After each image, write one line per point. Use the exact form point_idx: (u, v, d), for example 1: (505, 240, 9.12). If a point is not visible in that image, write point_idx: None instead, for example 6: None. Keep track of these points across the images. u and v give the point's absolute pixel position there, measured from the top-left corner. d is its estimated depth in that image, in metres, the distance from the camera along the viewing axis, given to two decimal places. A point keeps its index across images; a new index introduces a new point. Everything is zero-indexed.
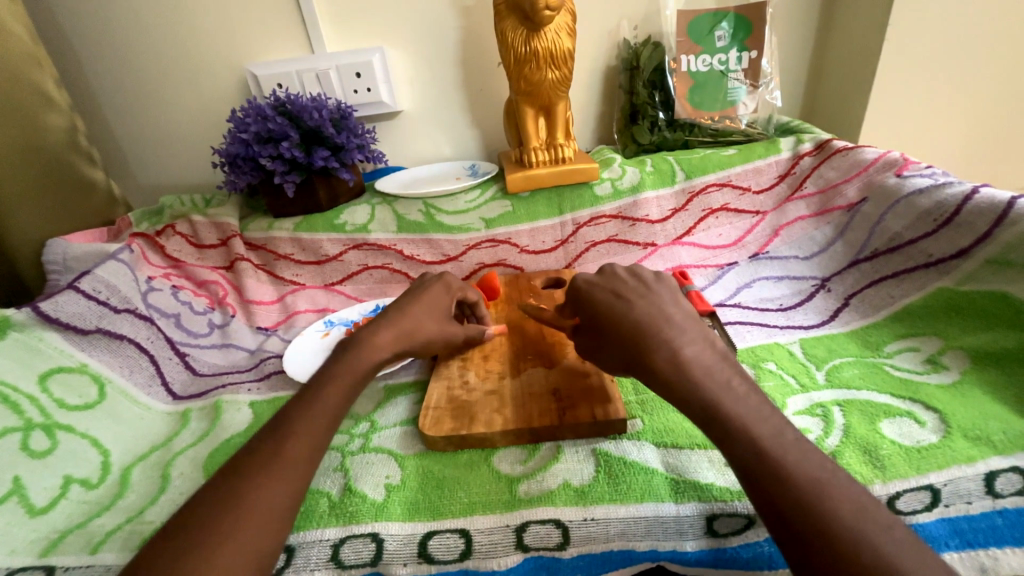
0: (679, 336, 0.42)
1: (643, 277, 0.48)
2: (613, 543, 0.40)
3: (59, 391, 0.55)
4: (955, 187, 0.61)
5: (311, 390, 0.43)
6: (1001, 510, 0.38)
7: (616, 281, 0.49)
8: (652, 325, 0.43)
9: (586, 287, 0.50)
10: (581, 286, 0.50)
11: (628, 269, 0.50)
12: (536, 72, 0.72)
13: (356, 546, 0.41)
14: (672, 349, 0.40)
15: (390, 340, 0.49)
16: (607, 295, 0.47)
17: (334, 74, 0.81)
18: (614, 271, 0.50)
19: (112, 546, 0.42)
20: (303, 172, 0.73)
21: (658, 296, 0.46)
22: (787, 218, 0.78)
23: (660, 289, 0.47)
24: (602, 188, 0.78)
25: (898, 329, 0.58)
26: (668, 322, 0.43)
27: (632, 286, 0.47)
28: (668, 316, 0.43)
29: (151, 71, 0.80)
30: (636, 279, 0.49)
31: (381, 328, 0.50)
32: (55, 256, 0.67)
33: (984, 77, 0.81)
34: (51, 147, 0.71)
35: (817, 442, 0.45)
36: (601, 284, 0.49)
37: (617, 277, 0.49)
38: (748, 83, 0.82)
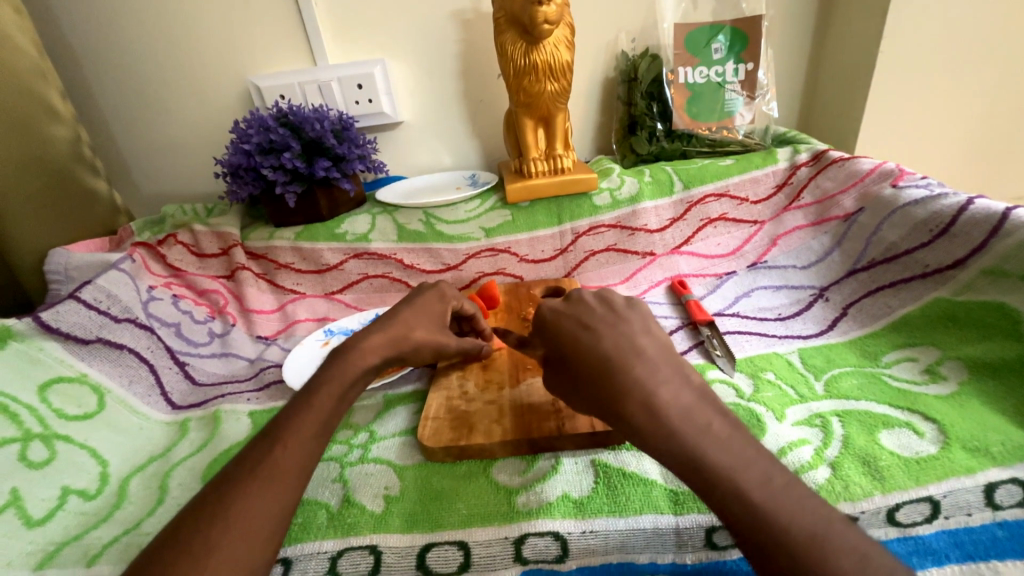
0: (650, 375, 0.39)
1: (613, 303, 0.46)
2: (611, 555, 0.41)
3: (59, 401, 0.55)
4: (950, 198, 0.62)
5: (303, 396, 0.43)
6: (1002, 521, 0.38)
7: (584, 310, 0.45)
8: (621, 361, 0.40)
9: (552, 316, 0.46)
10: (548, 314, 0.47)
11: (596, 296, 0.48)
12: (535, 83, 0.73)
13: (354, 559, 0.41)
14: (647, 393, 0.38)
15: (381, 345, 0.49)
16: (573, 324, 0.45)
17: (336, 86, 0.82)
18: (582, 297, 0.48)
19: (109, 558, 0.42)
20: (305, 182, 0.74)
21: (628, 326, 0.43)
22: (785, 228, 0.78)
23: (631, 317, 0.44)
24: (601, 198, 0.79)
25: (897, 339, 0.59)
26: (639, 358, 0.40)
27: (602, 315, 0.45)
28: (639, 350, 0.41)
29: (155, 82, 0.81)
30: (606, 306, 0.46)
31: (376, 335, 0.50)
32: (57, 266, 0.67)
33: (978, 88, 0.82)
34: (55, 158, 0.72)
35: (816, 453, 0.45)
36: (567, 313, 0.46)
37: (585, 304, 0.46)
38: (744, 95, 0.82)
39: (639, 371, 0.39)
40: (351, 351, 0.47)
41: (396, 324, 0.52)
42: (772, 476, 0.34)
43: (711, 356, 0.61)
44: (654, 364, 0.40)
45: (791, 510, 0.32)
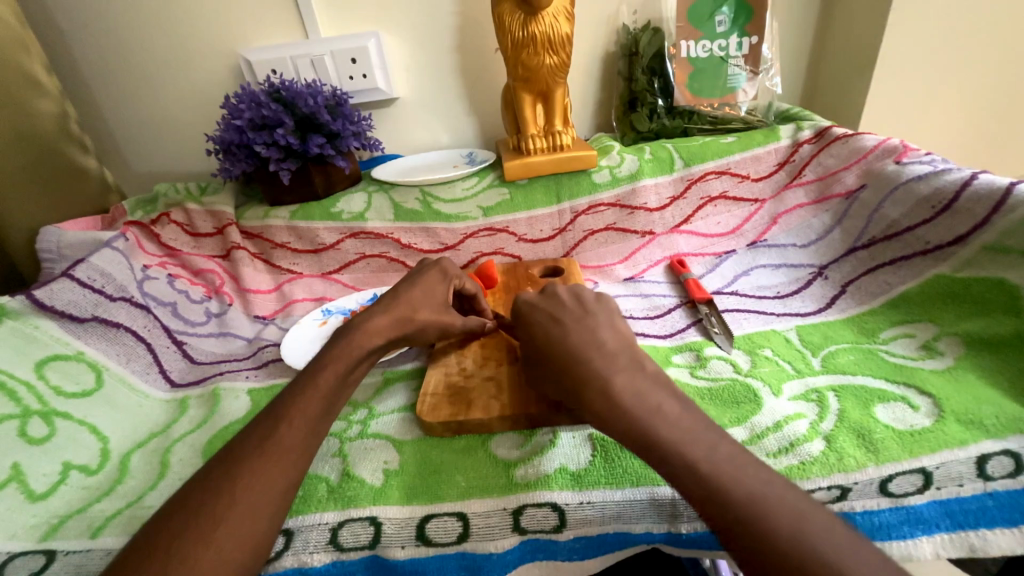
0: (610, 364, 0.41)
1: (583, 297, 0.49)
2: (608, 525, 0.41)
3: (56, 378, 0.55)
4: (954, 173, 0.61)
5: (309, 374, 0.44)
6: (992, 492, 0.39)
7: (555, 304, 0.48)
8: (583, 352, 0.42)
9: (527, 308, 0.50)
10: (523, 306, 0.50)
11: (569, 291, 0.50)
12: (533, 57, 0.71)
13: (355, 530, 0.41)
14: (603, 382, 0.40)
15: (387, 327, 0.51)
16: (544, 317, 0.47)
17: (329, 60, 0.80)
18: (556, 292, 0.50)
19: (113, 531, 0.42)
20: (299, 159, 0.73)
21: (593, 319, 0.46)
22: (786, 206, 0.77)
23: (598, 311, 0.47)
24: (601, 175, 0.78)
25: (895, 316, 0.59)
26: (599, 349, 0.42)
27: (570, 310, 0.47)
28: (601, 343, 0.43)
29: (142, 56, 0.79)
30: (576, 301, 0.48)
31: (382, 317, 0.51)
32: (48, 244, 0.66)
33: (985, 63, 0.80)
34: (42, 134, 0.71)
35: (812, 426, 0.46)
36: (540, 306, 0.49)
37: (557, 298, 0.49)
38: (747, 70, 0.80)
39: (597, 361, 0.41)
40: (355, 331, 0.49)
41: (402, 303, 0.53)
42: (718, 449, 0.35)
43: (710, 334, 0.61)
44: (613, 354, 0.42)
45: (787, 490, 0.33)
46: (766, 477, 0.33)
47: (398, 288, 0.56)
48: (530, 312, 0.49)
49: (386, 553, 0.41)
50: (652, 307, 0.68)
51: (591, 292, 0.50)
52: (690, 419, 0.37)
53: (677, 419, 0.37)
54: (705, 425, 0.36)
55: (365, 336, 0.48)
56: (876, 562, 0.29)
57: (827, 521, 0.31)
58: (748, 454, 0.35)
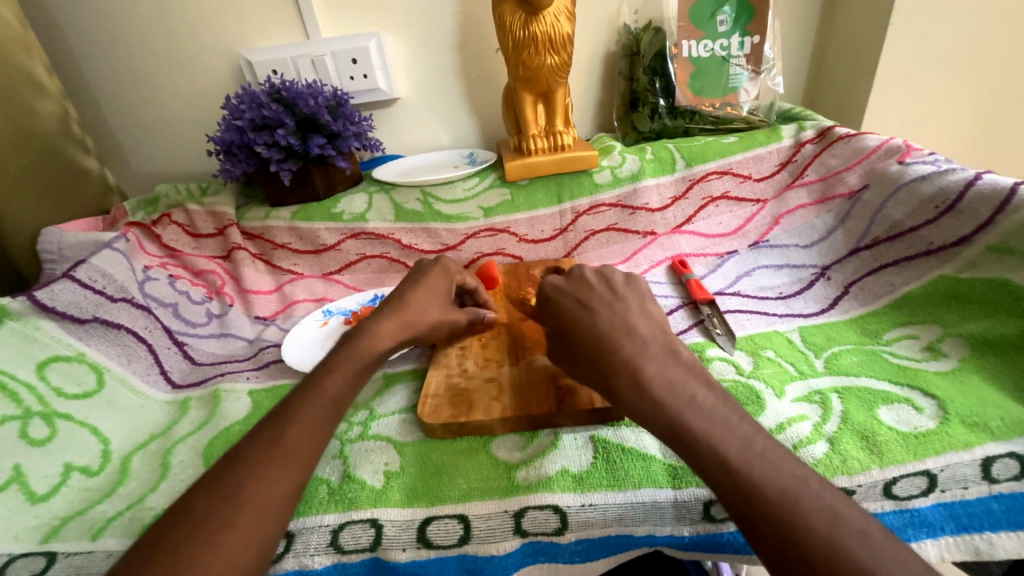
0: (638, 352, 0.41)
1: (611, 282, 0.50)
2: (610, 528, 0.41)
3: (57, 379, 0.55)
4: (957, 174, 0.61)
5: (320, 377, 0.43)
6: (997, 495, 0.39)
7: (583, 288, 0.49)
8: (612, 339, 0.43)
9: (553, 293, 0.50)
10: (550, 291, 0.51)
11: (596, 275, 0.51)
12: (535, 57, 0.70)
13: (356, 532, 0.41)
14: (634, 368, 0.40)
15: (397, 330, 0.50)
16: (572, 303, 0.48)
17: (330, 61, 0.79)
18: (583, 276, 0.51)
19: (113, 532, 0.42)
20: (300, 160, 0.72)
21: (624, 304, 0.46)
22: (788, 206, 0.77)
23: (627, 295, 0.48)
24: (602, 176, 0.78)
25: (898, 317, 0.58)
26: (629, 336, 0.43)
27: (599, 294, 0.48)
28: (631, 328, 0.43)
29: (143, 57, 0.79)
30: (604, 285, 0.49)
31: (390, 321, 0.50)
32: (50, 245, 0.66)
33: (989, 63, 0.80)
34: (44, 135, 0.71)
35: (815, 428, 0.45)
36: (567, 291, 0.49)
37: (586, 282, 0.50)
38: (749, 69, 0.80)
39: (629, 348, 0.42)
40: (367, 334, 0.48)
41: (410, 308, 0.52)
42: (753, 442, 0.35)
43: (711, 334, 0.61)
44: (643, 340, 0.42)
45: (792, 493, 0.32)
46: (770, 479, 0.33)
47: (406, 291, 0.55)
48: (557, 296, 0.49)
49: (387, 555, 0.41)
50: None
51: (619, 275, 0.51)
52: (723, 410, 0.37)
53: (681, 421, 0.37)
54: (709, 426, 0.36)
55: (379, 343, 0.48)
56: (882, 566, 0.29)
57: (831, 523, 0.31)
58: (750, 455, 0.35)
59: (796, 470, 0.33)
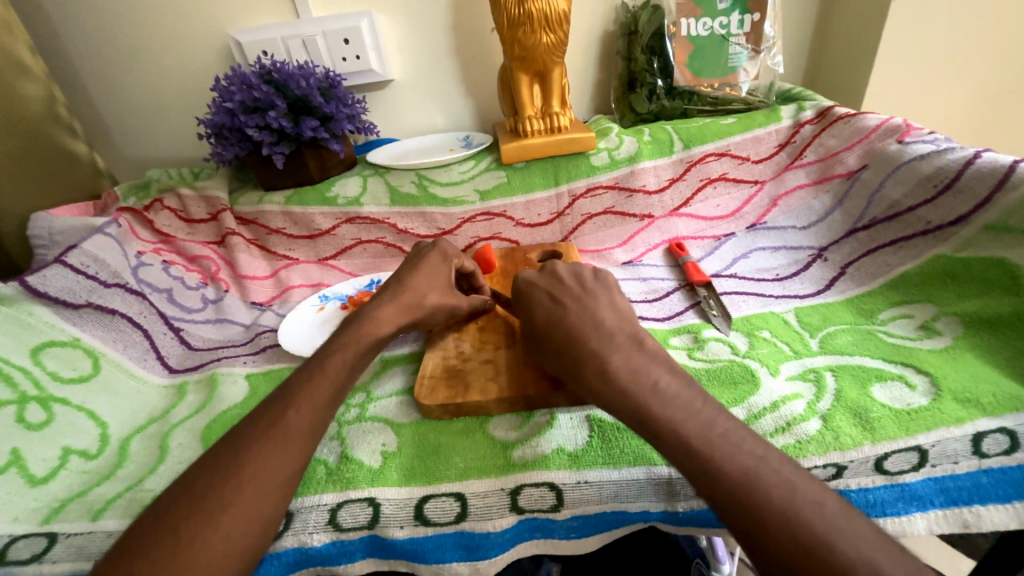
0: (606, 346, 0.41)
1: (582, 278, 0.50)
2: (606, 504, 0.42)
3: (53, 364, 0.55)
4: (957, 152, 0.61)
5: (320, 362, 0.43)
6: (987, 469, 0.39)
7: (555, 284, 0.49)
8: (583, 330, 0.43)
9: (526, 287, 0.50)
10: (523, 286, 0.51)
11: (568, 270, 0.51)
12: (530, 35, 0.69)
13: (354, 511, 0.41)
14: (602, 360, 0.40)
15: (397, 314, 0.50)
16: (544, 298, 0.48)
17: (321, 41, 0.78)
18: (555, 271, 0.51)
19: (114, 513, 0.43)
20: (292, 143, 0.71)
21: (592, 299, 0.47)
22: (786, 188, 0.77)
23: (596, 290, 0.48)
24: (599, 158, 0.77)
25: (894, 297, 0.58)
26: (596, 330, 0.43)
27: (570, 289, 0.48)
28: (598, 323, 0.43)
29: (129, 37, 0.77)
30: (575, 280, 0.49)
31: (390, 306, 0.50)
32: (40, 231, 0.65)
33: (993, 39, 0.79)
34: (30, 119, 0.70)
35: (809, 406, 0.46)
36: (540, 285, 0.50)
37: (557, 278, 0.50)
38: (749, 48, 0.79)
39: (595, 343, 0.42)
40: (365, 318, 0.48)
41: (409, 292, 0.53)
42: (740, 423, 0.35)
43: (707, 316, 0.61)
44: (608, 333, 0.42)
45: (782, 467, 0.33)
46: (761, 456, 0.33)
47: (404, 276, 0.55)
48: (530, 290, 0.50)
49: (385, 532, 0.41)
50: (650, 290, 0.67)
51: (589, 271, 0.51)
52: (702, 400, 0.37)
53: (675, 396, 0.37)
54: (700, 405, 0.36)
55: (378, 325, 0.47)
56: (873, 539, 0.29)
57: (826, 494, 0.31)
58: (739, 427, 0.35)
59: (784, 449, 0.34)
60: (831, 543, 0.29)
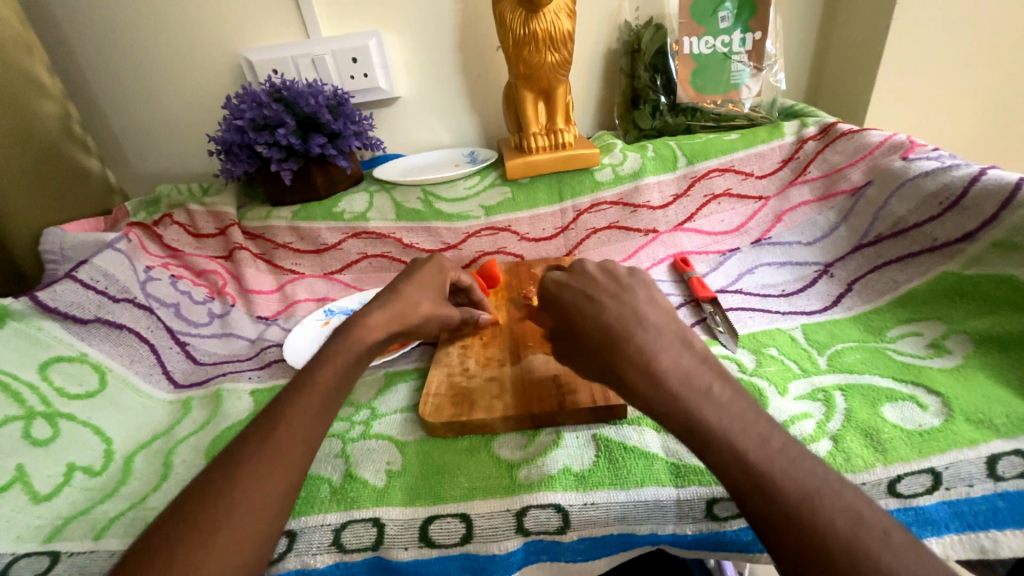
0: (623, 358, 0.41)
1: (615, 273, 0.47)
2: (613, 527, 0.41)
3: (59, 380, 0.55)
4: (961, 169, 0.61)
5: (307, 373, 0.43)
6: (1003, 493, 0.39)
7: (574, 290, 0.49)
8: (601, 342, 0.42)
9: (555, 290, 0.48)
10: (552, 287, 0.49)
11: (599, 266, 0.48)
12: (535, 54, 0.70)
13: (357, 531, 0.41)
14: (618, 374, 0.40)
15: (387, 322, 0.49)
16: (577, 295, 0.46)
17: (330, 60, 0.79)
18: (585, 268, 0.48)
19: (115, 532, 0.42)
20: (301, 159, 0.72)
21: (631, 295, 0.44)
22: (791, 203, 0.77)
23: (633, 285, 0.45)
24: (603, 173, 0.78)
25: (901, 314, 0.58)
26: (640, 324, 0.41)
27: (605, 287, 0.45)
28: (641, 317, 0.41)
29: (144, 58, 0.79)
30: (611, 277, 0.46)
31: (380, 312, 0.49)
32: (52, 245, 0.66)
33: (994, 57, 0.79)
34: (45, 136, 0.71)
35: (818, 426, 0.45)
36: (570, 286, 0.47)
37: (588, 276, 0.47)
38: (751, 66, 0.80)
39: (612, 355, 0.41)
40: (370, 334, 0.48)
41: (401, 300, 0.52)
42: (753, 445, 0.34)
43: (714, 332, 0.60)
44: (655, 329, 0.40)
45: (806, 490, 0.32)
46: (769, 474, 0.33)
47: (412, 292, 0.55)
48: (560, 291, 0.47)
49: (389, 554, 0.41)
50: None
51: (624, 267, 0.48)
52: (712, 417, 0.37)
53: (697, 411, 0.36)
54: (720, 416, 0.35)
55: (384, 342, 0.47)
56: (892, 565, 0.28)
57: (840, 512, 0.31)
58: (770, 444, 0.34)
59: (816, 470, 0.33)
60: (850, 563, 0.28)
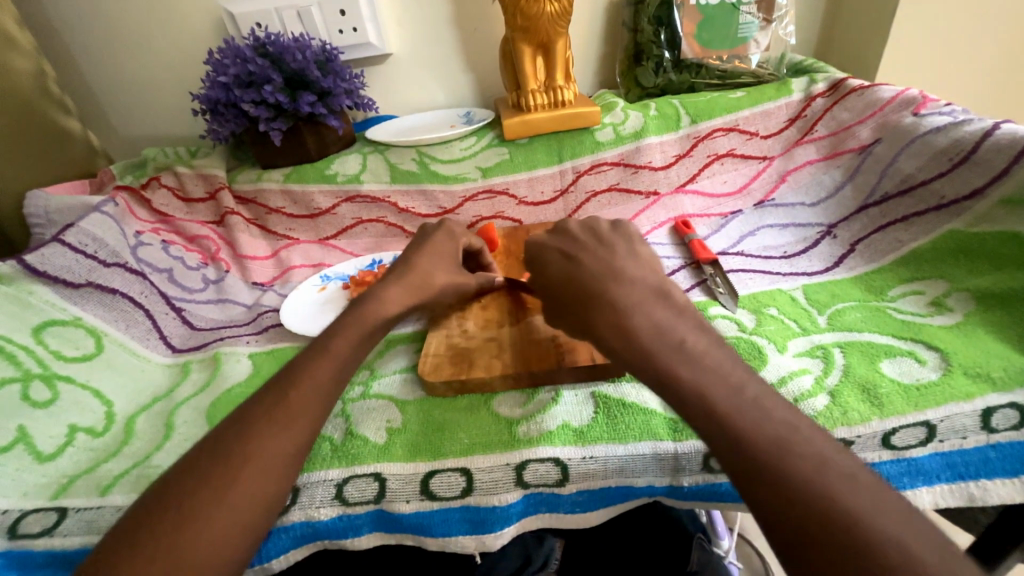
0: (625, 312, 0.40)
1: (598, 231, 0.50)
2: (611, 479, 0.42)
3: (55, 343, 0.55)
4: (974, 124, 0.59)
5: (325, 340, 0.43)
6: (995, 444, 0.39)
7: (570, 249, 0.48)
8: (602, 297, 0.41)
9: (539, 251, 0.50)
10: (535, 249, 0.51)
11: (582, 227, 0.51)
12: (533, 4, 0.67)
13: (360, 485, 0.42)
14: (620, 328, 0.39)
15: (398, 291, 0.49)
16: (557, 256, 0.48)
17: (316, 12, 0.75)
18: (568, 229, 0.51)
19: (122, 489, 0.43)
20: (290, 119, 0.70)
21: (612, 249, 0.47)
22: (795, 163, 0.75)
23: (615, 242, 0.48)
24: (604, 133, 0.75)
25: (904, 274, 0.57)
26: (611, 296, 0.42)
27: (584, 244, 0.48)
28: (618, 272, 0.44)
29: (119, 11, 0.75)
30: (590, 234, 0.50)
31: (387, 281, 0.50)
32: (36, 209, 0.65)
33: (1014, 6, 0.76)
34: (19, 93, 0.67)
35: (816, 382, 0.45)
36: (553, 244, 0.50)
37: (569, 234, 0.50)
38: (760, 18, 0.77)
39: (616, 306, 0.40)
40: (365, 296, 0.48)
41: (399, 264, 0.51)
42: (750, 390, 0.34)
43: (714, 294, 0.60)
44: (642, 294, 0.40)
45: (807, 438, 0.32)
46: (778, 420, 0.32)
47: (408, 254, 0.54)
48: (542, 251, 0.50)
49: (391, 507, 0.41)
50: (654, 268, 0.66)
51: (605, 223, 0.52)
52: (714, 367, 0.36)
53: (698, 361, 0.36)
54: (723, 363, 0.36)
55: (379, 303, 0.47)
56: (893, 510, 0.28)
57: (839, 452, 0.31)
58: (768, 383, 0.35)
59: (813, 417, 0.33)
60: (852, 501, 0.28)
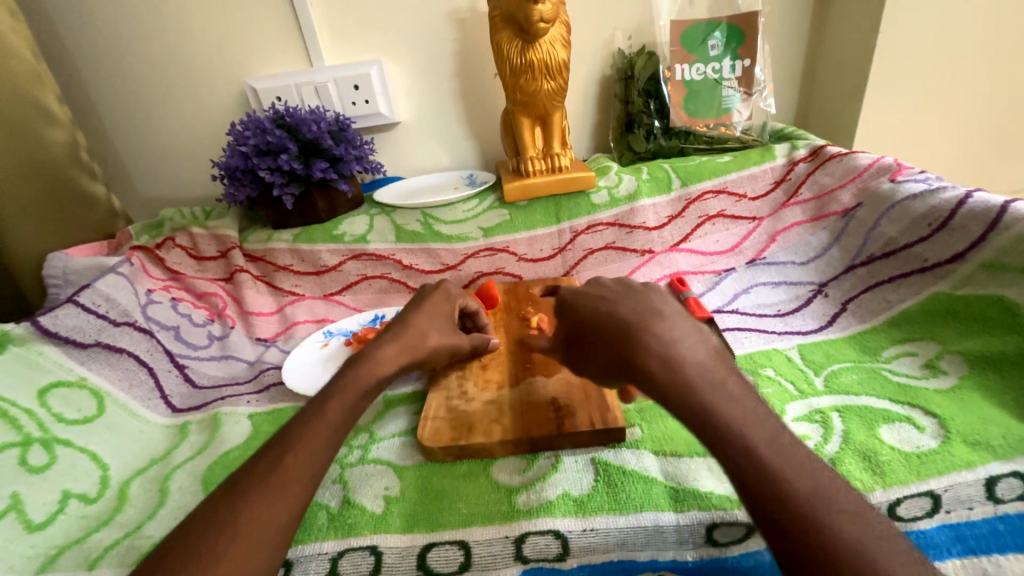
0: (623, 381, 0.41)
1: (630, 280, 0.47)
2: (613, 553, 0.40)
3: (58, 406, 0.55)
4: (948, 192, 0.62)
5: (316, 406, 0.42)
6: (1003, 516, 0.38)
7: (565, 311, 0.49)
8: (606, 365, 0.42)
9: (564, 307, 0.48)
10: (567, 296, 0.49)
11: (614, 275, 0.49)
12: (531, 82, 0.72)
13: (355, 560, 0.40)
14: None
15: (398, 355, 0.49)
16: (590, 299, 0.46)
17: (333, 88, 0.82)
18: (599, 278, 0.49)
19: (110, 562, 0.42)
20: (302, 184, 0.74)
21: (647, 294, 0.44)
22: (784, 224, 0.78)
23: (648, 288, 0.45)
24: (599, 196, 0.79)
25: (897, 334, 0.59)
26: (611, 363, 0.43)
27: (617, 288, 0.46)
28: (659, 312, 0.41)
29: (150, 88, 0.81)
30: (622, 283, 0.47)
31: (390, 346, 0.49)
32: (55, 271, 0.67)
33: (976, 82, 0.82)
34: (51, 162, 0.72)
35: (816, 449, 0.45)
36: (584, 292, 0.47)
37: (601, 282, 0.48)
38: (742, 91, 0.82)
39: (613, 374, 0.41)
40: (368, 360, 0.47)
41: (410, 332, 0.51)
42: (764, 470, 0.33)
43: None
44: None
45: None
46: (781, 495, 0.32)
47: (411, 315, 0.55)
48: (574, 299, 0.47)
49: None
50: None
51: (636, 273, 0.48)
52: None
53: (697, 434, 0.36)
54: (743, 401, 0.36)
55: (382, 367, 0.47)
56: None
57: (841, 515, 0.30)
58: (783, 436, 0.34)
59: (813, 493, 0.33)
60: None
